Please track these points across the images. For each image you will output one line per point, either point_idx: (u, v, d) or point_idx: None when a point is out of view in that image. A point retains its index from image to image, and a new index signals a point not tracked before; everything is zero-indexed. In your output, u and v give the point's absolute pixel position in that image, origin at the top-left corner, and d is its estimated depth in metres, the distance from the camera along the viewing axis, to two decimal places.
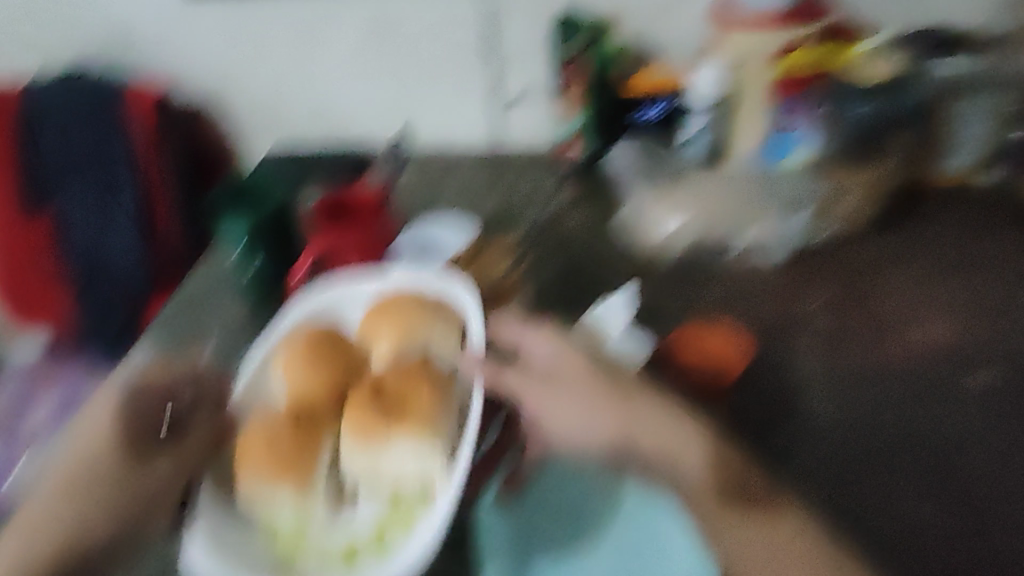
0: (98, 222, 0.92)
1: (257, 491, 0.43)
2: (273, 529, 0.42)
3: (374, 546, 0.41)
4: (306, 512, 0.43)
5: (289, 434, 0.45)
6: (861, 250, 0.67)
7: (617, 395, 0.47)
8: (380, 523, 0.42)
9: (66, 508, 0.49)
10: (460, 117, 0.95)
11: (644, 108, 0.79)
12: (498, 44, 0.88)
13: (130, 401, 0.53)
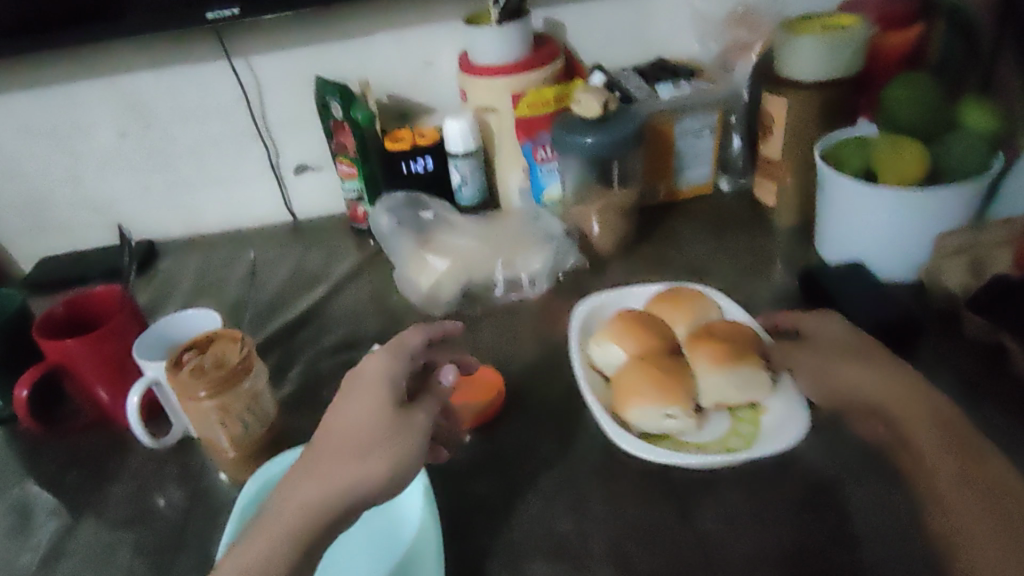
0: None
1: (643, 416, 0.51)
2: (650, 442, 0.52)
3: (751, 437, 0.52)
4: (682, 420, 0.51)
5: (663, 368, 0.52)
6: (603, 274, 0.74)
7: (842, 353, 0.51)
8: (725, 427, 0.53)
9: (350, 468, 0.46)
10: (256, 202, 0.91)
11: (412, 165, 0.78)
12: (267, 124, 0.85)
13: (401, 369, 0.52)
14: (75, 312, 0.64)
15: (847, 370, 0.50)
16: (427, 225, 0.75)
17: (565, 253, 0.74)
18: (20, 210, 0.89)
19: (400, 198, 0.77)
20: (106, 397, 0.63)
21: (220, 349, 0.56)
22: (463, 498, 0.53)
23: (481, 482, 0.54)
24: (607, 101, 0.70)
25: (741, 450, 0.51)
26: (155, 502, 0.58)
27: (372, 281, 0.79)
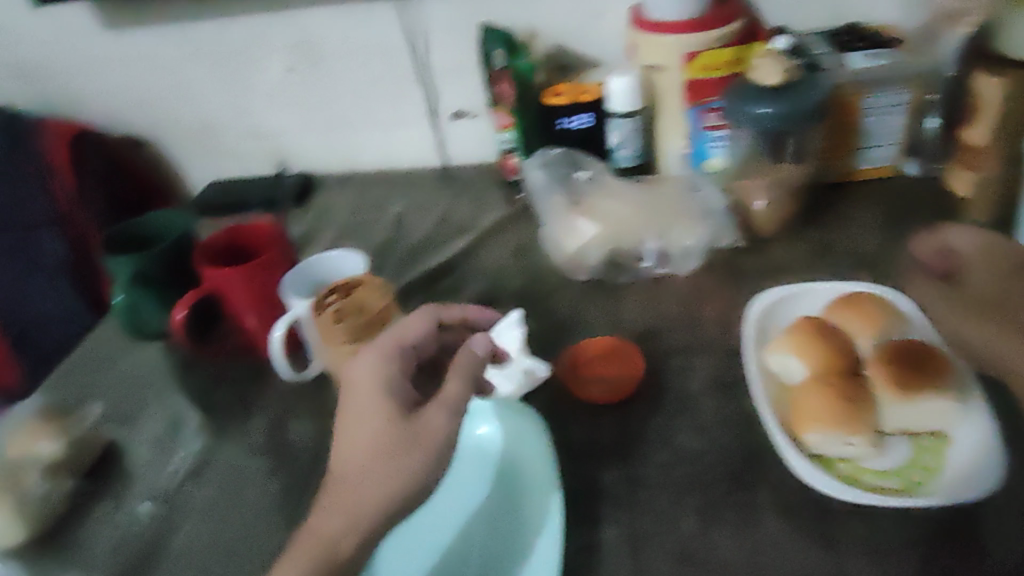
0: (22, 280, 0.90)
1: (820, 441, 0.48)
2: (823, 463, 0.48)
3: (933, 471, 0.47)
4: (864, 447, 0.47)
5: (838, 388, 0.48)
6: (761, 258, 0.69)
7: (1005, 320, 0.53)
8: (904, 456, 0.48)
9: (365, 488, 0.46)
10: (407, 144, 0.95)
11: (567, 122, 0.76)
12: (426, 68, 0.88)
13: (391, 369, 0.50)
14: (234, 239, 0.66)
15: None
16: (580, 184, 0.73)
17: (721, 232, 0.69)
18: (193, 132, 0.97)
19: (558, 155, 0.76)
20: (252, 322, 0.65)
21: (361, 296, 0.57)
22: (586, 479, 0.51)
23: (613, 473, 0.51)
24: (787, 71, 0.64)
25: (917, 488, 0.46)
26: (297, 426, 0.60)
27: (511, 241, 0.78)
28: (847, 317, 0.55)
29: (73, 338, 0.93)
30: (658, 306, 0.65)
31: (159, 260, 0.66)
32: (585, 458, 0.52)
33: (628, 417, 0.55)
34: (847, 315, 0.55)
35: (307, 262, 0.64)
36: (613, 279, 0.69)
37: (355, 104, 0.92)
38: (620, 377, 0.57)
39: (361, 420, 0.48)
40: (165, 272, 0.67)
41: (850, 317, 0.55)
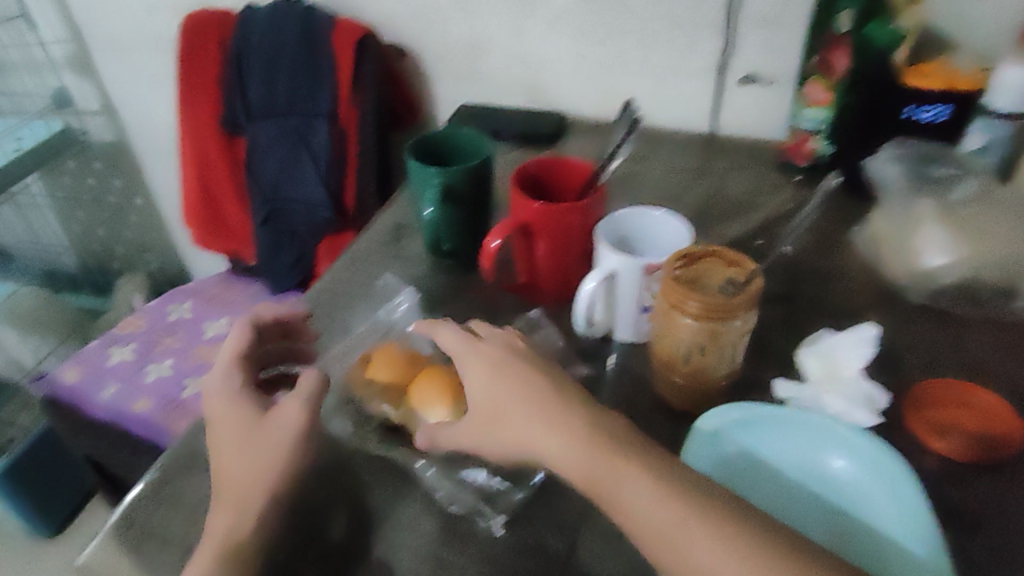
0: (291, 162, 1.01)
1: None
2: None
3: None
4: None
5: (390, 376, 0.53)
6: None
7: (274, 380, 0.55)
8: None
9: (221, 515, 0.45)
10: (682, 99, 0.91)
11: (919, 110, 0.68)
12: (736, 17, 0.82)
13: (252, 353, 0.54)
14: (549, 167, 0.62)
15: (540, 428, 0.44)
16: (951, 185, 0.62)
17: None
18: (464, 47, 0.97)
19: (919, 146, 0.67)
20: (542, 256, 0.61)
21: (706, 268, 0.50)
22: (944, 501, 0.46)
23: (981, 545, 0.44)
24: None
25: None
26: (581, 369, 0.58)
27: (806, 229, 0.72)
28: (536, 433, 0.44)
29: (318, 222, 1.03)
30: (1017, 352, 0.56)
31: (466, 176, 0.63)
32: (963, 528, 0.44)
33: (1013, 478, 0.47)
34: (514, 440, 0.45)
35: (615, 215, 0.59)
36: (962, 311, 0.60)
37: (641, 45, 0.88)
38: (982, 433, 0.49)
39: (220, 509, 0.45)
40: (468, 190, 0.64)
41: (568, 461, 0.42)
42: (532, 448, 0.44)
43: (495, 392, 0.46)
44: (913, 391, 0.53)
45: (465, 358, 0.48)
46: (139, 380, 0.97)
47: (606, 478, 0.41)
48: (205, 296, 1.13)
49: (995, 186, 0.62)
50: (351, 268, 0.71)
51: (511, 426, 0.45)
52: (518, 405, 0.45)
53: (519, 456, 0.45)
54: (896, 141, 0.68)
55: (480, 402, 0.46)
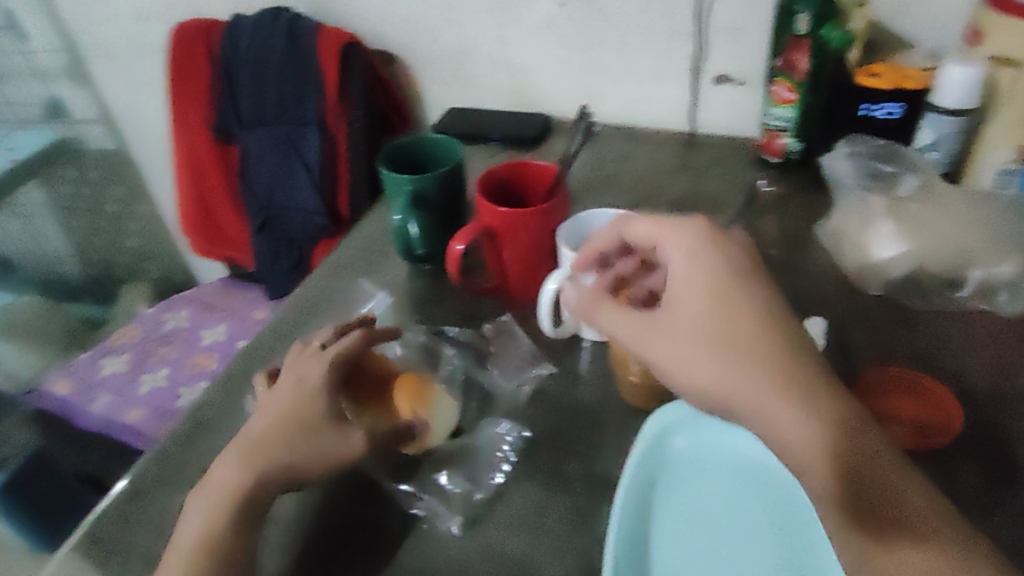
0: (282, 168, 1.04)
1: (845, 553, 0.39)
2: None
3: None
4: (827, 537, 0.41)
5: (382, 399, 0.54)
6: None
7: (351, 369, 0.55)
8: None
9: (226, 466, 0.49)
10: (659, 100, 0.93)
11: (873, 109, 0.71)
12: (708, 20, 0.84)
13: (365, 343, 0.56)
14: (515, 174, 0.65)
15: (734, 363, 0.43)
16: (900, 183, 0.65)
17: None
18: (447, 54, 1.00)
19: (873, 145, 0.69)
20: (510, 258, 0.63)
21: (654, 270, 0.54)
22: None
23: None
24: None
25: None
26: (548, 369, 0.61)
27: (774, 227, 0.73)
28: (729, 360, 0.43)
29: (310, 229, 1.06)
30: (965, 342, 0.59)
31: (438, 183, 0.66)
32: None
33: (952, 464, 0.50)
34: (707, 358, 0.44)
35: (575, 216, 0.61)
36: (915, 303, 0.62)
37: (618, 49, 0.90)
38: (926, 420, 0.52)
39: (228, 461, 0.50)
40: (441, 197, 0.67)
41: (762, 389, 0.42)
42: (712, 364, 0.44)
43: (709, 307, 0.45)
44: (863, 380, 0.55)
45: (681, 259, 0.47)
46: (133, 391, 1.01)
47: (784, 418, 0.41)
48: (200, 303, 1.17)
49: (940, 182, 0.65)
50: (335, 274, 0.74)
51: (693, 344, 0.45)
52: (726, 322, 0.44)
53: (697, 374, 0.44)
54: (849, 139, 0.71)
55: (682, 305, 0.46)
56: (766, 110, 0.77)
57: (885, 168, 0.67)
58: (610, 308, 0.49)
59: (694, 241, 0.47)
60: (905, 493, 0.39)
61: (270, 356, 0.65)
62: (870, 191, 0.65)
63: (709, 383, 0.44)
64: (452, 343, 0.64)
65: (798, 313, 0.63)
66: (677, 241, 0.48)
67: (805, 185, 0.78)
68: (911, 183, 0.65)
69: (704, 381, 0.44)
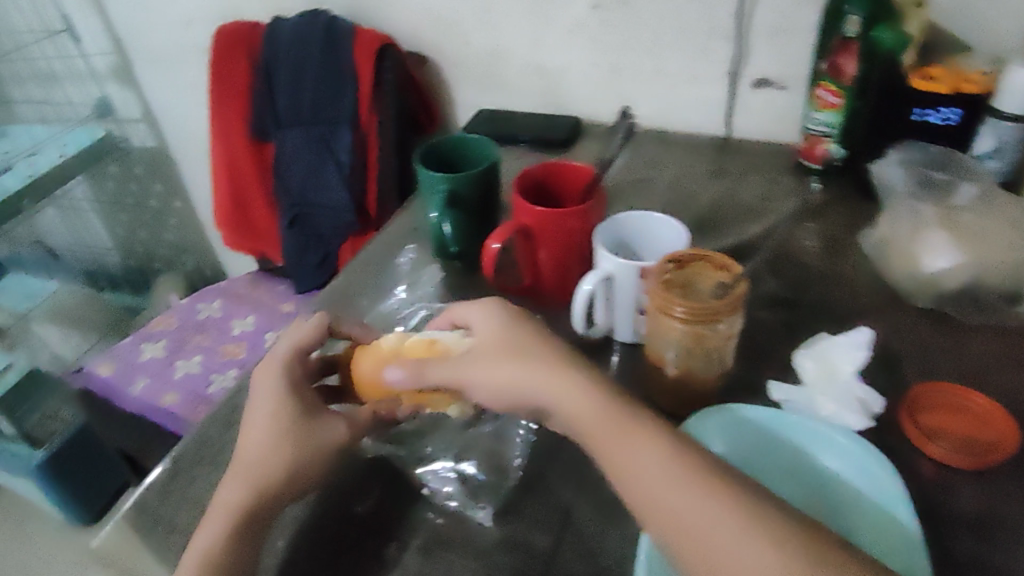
0: (315, 167, 1.04)
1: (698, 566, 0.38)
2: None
3: None
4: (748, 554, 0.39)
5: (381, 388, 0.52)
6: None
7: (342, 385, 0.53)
8: None
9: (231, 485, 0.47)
10: (694, 104, 0.91)
11: (927, 113, 0.68)
12: (749, 23, 0.82)
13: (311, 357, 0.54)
14: (551, 174, 0.64)
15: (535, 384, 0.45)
16: (956, 191, 0.62)
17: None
18: (480, 56, 1.00)
19: (929, 152, 0.67)
20: (544, 258, 0.62)
21: (694, 273, 0.51)
22: (930, 505, 0.46)
23: (972, 547, 0.44)
24: None
25: None
26: None
27: (814, 234, 0.71)
28: (528, 368, 0.45)
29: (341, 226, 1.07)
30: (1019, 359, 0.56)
31: (473, 183, 0.65)
32: (952, 532, 0.45)
33: (1007, 487, 0.47)
34: (501, 367, 0.46)
35: (613, 219, 0.60)
36: (964, 316, 0.60)
37: (655, 52, 0.89)
38: (979, 440, 0.49)
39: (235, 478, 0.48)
40: (474, 197, 0.67)
41: (569, 384, 0.44)
42: (515, 370, 0.46)
43: (499, 334, 0.48)
44: (912, 395, 0.53)
45: (473, 316, 0.50)
46: (169, 375, 1.02)
47: (571, 395, 0.44)
48: (233, 295, 1.18)
49: (999, 195, 0.62)
50: (365, 271, 0.74)
51: (486, 362, 0.47)
52: (520, 356, 0.46)
53: (489, 378, 0.46)
54: (902, 147, 0.68)
55: (476, 336, 0.48)
56: (810, 114, 0.75)
57: (940, 177, 0.64)
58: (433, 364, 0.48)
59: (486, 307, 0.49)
60: (695, 514, 0.38)
61: None
62: (923, 200, 0.62)
63: (504, 386, 0.46)
64: None
65: (839, 323, 0.60)
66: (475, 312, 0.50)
67: (848, 193, 0.76)
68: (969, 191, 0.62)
69: (505, 381, 0.46)
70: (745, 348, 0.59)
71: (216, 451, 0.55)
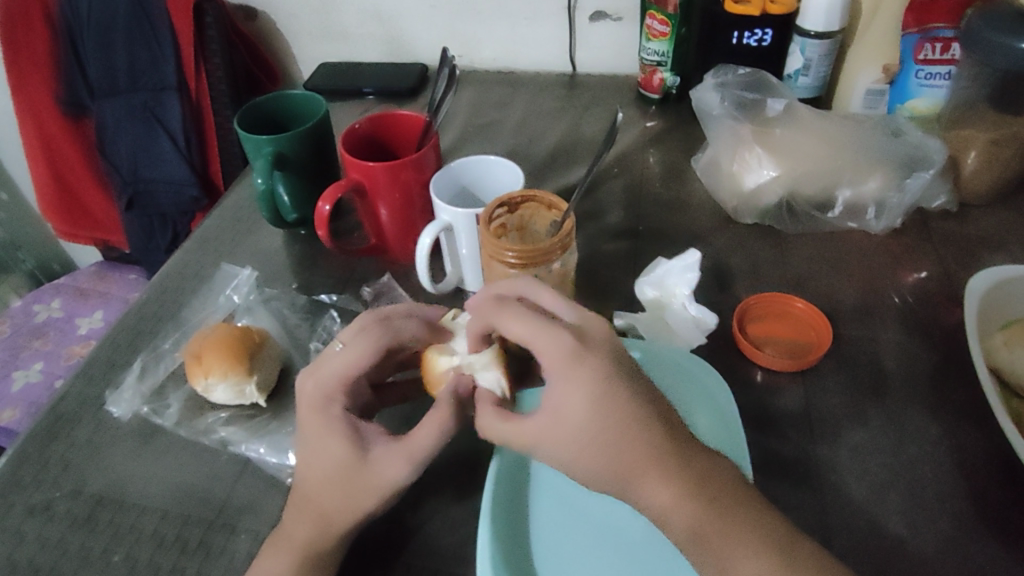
0: (144, 140, 0.94)
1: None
2: (803, 488, 0.45)
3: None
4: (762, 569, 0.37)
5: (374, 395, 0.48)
6: (960, 227, 0.63)
7: (339, 413, 0.44)
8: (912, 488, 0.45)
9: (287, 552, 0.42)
10: (537, 41, 0.90)
11: (745, 36, 0.69)
12: None
13: (319, 405, 0.44)
14: (381, 126, 0.61)
15: (635, 458, 0.38)
16: (767, 108, 0.67)
17: (933, 189, 0.64)
18: (311, 5, 0.93)
19: (739, 74, 0.69)
20: (385, 215, 0.60)
21: (530, 213, 0.52)
22: (756, 405, 0.50)
23: (801, 442, 0.48)
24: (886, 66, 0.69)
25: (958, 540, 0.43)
26: None
27: (655, 161, 0.73)
28: (619, 466, 0.38)
29: (185, 202, 0.98)
30: (834, 264, 0.60)
31: (300, 142, 0.61)
32: (773, 429, 0.49)
33: (817, 379, 0.51)
34: (594, 457, 0.38)
35: (449, 166, 0.58)
36: (787, 227, 0.64)
37: None
38: (803, 342, 0.54)
39: (283, 541, 0.43)
40: (305, 158, 0.63)
41: (664, 484, 0.38)
42: (603, 466, 0.38)
43: (595, 418, 0.38)
44: (743, 306, 0.56)
45: (557, 374, 0.39)
46: (4, 389, 0.92)
47: (663, 492, 0.38)
48: (73, 291, 1.08)
49: (804, 109, 0.67)
50: (203, 247, 0.69)
51: (573, 448, 0.39)
52: (620, 429, 0.38)
53: (577, 467, 0.39)
54: (717, 69, 0.70)
55: (567, 412, 0.39)
56: (643, 44, 0.76)
57: (752, 100, 0.67)
58: (489, 409, 0.42)
59: (579, 377, 0.39)
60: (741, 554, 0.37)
61: (132, 340, 0.59)
62: (739, 122, 0.66)
63: (610, 459, 0.38)
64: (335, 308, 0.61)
65: (678, 247, 0.63)
66: (550, 347, 0.40)
67: (685, 119, 0.78)
68: (776, 105, 0.67)
69: (595, 475, 0.39)
70: (590, 283, 0.60)
71: (40, 467, 0.50)
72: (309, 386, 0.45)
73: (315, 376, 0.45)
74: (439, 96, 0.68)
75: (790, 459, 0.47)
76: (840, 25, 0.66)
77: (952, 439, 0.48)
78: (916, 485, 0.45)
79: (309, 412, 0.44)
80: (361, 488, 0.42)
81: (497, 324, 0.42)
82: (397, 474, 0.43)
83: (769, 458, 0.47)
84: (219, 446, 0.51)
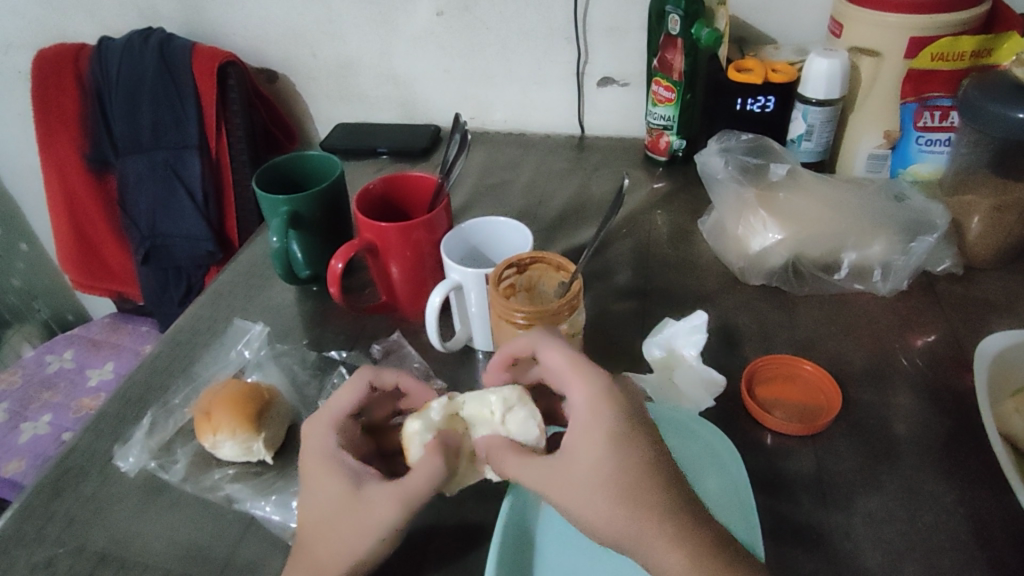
0: (164, 195, 0.96)
1: None
2: (816, 556, 0.44)
3: None
4: None
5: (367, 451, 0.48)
6: (968, 290, 0.63)
7: (326, 456, 0.45)
8: (929, 560, 0.44)
9: None
10: (546, 106, 0.93)
11: (749, 103, 0.72)
12: (585, 25, 0.84)
13: (318, 448, 0.45)
14: (394, 187, 0.63)
15: (647, 516, 0.39)
16: (770, 173, 0.68)
17: (937, 253, 0.64)
18: (332, 70, 0.97)
19: (741, 140, 0.71)
20: (395, 273, 0.61)
21: (539, 274, 0.52)
22: (766, 470, 0.50)
23: (814, 510, 0.47)
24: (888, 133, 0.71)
25: None
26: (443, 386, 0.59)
27: (662, 222, 0.74)
28: (632, 520, 0.39)
29: (201, 255, 0.99)
30: (843, 326, 0.61)
31: (315, 201, 0.63)
32: (786, 494, 0.48)
33: (828, 443, 0.51)
34: (607, 503, 0.39)
35: (460, 227, 0.59)
36: (795, 290, 0.64)
37: (502, 58, 0.90)
38: (812, 406, 0.53)
39: None
40: (320, 217, 0.64)
41: (676, 546, 0.38)
42: (618, 515, 0.38)
43: (615, 464, 0.39)
44: (752, 369, 0.56)
45: (583, 413, 0.41)
46: (11, 440, 0.92)
47: (673, 552, 0.38)
48: (86, 342, 1.09)
49: (807, 174, 0.68)
50: (218, 302, 0.70)
51: (592, 492, 0.39)
52: (637, 481, 0.39)
53: (591, 516, 0.39)
54: (719, 135, 0.72)
55: (587, 454, 0.40)
56: (649, 109, 0.79)
57: (753, 166, 0.69)
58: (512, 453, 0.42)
59: (604, 419, 0.40)
60: None
61: (141, 395, 0.59)
62: (742, 186, 0.67)
63: (622, 512, 0.39)
64: (344, 364, 0.62)
65: (685, 307, 0.63)
66: (585, 380, 0.42)
67: (691, 180, 0.80)
68: (775, 168, 0.68)
69: (606, 528, 0.39)
70: (599, 343, 0.60)
71: (44, 524, 0.50)
72: (310, 433, 0.47)
73: (315, 423, 0.47)
74: (450, 158, 0.70)
75: (802, 525, 0.46)
76: (840, 93, 0.68)
77: (968, 508, 0.47)
78: (932, 557, 0.44)
79: (313, 456, 0.45)
80: (348, 526, 0.42)
81: (541, 348, 0.45)
82: (388, 514, 0.42)
83: (780, 525, 0.46)
84: (224, 503, 0.51)
